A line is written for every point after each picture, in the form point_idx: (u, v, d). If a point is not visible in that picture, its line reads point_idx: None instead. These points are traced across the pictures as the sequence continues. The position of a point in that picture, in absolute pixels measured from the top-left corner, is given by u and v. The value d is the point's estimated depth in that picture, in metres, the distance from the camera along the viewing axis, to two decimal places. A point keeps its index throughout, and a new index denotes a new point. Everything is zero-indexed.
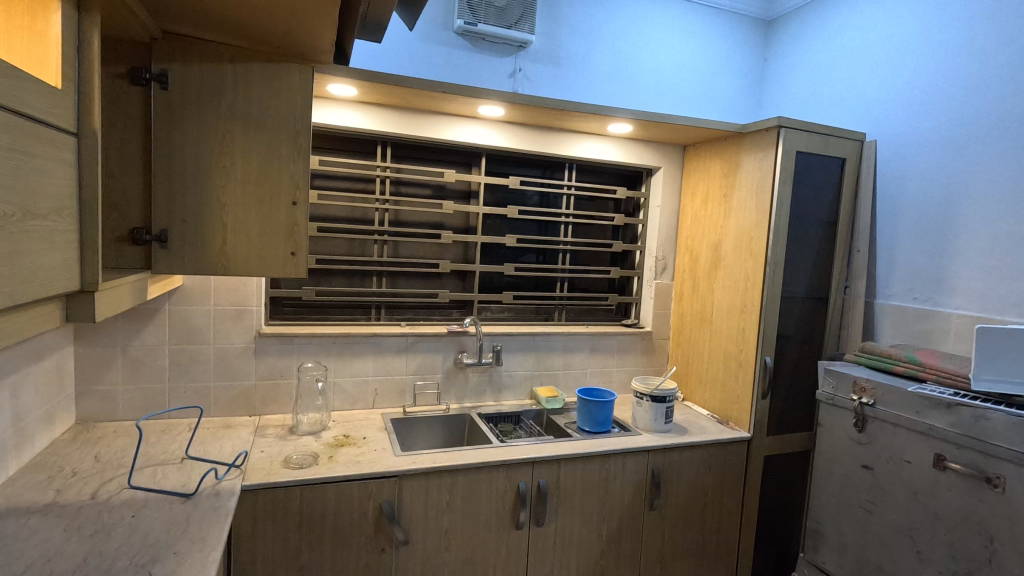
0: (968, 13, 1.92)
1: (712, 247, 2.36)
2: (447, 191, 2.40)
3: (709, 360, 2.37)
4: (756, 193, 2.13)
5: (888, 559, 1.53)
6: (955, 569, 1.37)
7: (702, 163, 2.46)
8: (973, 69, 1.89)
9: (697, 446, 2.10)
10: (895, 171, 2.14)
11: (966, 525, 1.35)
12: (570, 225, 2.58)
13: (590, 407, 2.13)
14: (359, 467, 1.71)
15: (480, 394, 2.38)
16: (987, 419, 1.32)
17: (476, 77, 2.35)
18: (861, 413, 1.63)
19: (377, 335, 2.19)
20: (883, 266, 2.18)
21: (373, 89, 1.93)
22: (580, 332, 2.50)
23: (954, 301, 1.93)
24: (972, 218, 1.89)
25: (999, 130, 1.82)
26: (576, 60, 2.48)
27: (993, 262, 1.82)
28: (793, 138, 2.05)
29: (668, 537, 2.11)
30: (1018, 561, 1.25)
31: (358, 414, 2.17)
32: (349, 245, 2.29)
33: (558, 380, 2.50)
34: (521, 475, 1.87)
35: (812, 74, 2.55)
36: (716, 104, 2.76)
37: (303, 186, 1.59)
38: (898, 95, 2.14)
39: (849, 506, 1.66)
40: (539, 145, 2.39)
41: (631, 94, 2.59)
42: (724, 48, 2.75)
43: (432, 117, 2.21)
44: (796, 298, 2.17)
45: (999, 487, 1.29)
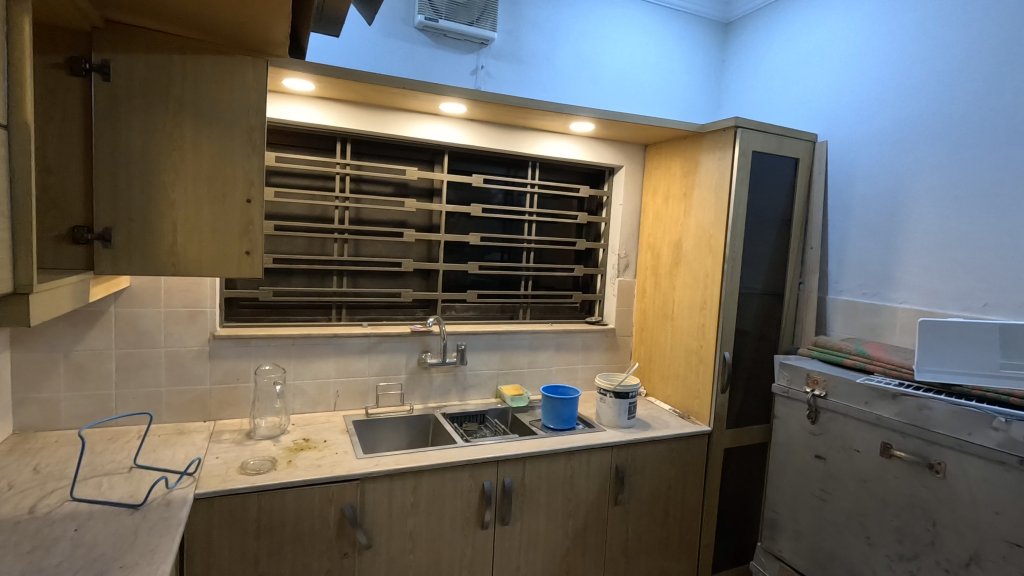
0: (912, 19, 2.00)
1: (673, 245, 2.41)
2: (409, 189, 2.37)
3: (671, 355, 2.41)
4: (714, 192, 2.18)
5: (840, 545, 1.59)
6: (902, 552, 1.43)
7: (663, 163, 2.50)
8: (916, 72, 1.98)
9: (659, 441, 2.13)
10: (845, 170, 2.22)
11: (911, 510, 1.41)
12: (534, 223, 2.58)
13: (554, 405, 2.14)
14: (320, 471, 1.67)
15: (445, 393, 2.36)
16: (928, 408, 1.38)
17: (438, 73, 2.33)
18: (814, 405, 1.68)
19: (338, 336, 2.14)
20: (835, 262, 2.26)
21: (331, 84, 1.89)
22: (545, 330, 2.51)
23: (899, 295, 2.02)
24: (916, 215, 1.98)
25: (940, 131, 1.90)
26: (538, 59, 2.48)
27: (935, 257, 1.91)
28: (749, 138, 2.10)
29: (632, 531, 2.14)
30: (958, 543, 1.31)
31: (319, 417, 2.12)
32: (308, 244, 2.23)
33: (523, 379, 2.50)
34: (486, 474, 1.87)
35: (767, 76, 2.62)
36: (677, 104, 2.81)
37: (257, 184, 1.54)
38: (847, 97, 2.22)
39: (804, 496, 1.71)
40: (503, 143, 2.38)
41: (593, 93, 2.61)
42: (683, 49, 2.80)
43: (394, 113, 2.18)
44: (753, 294, 2.23)
45: (941, 473, 1.35)
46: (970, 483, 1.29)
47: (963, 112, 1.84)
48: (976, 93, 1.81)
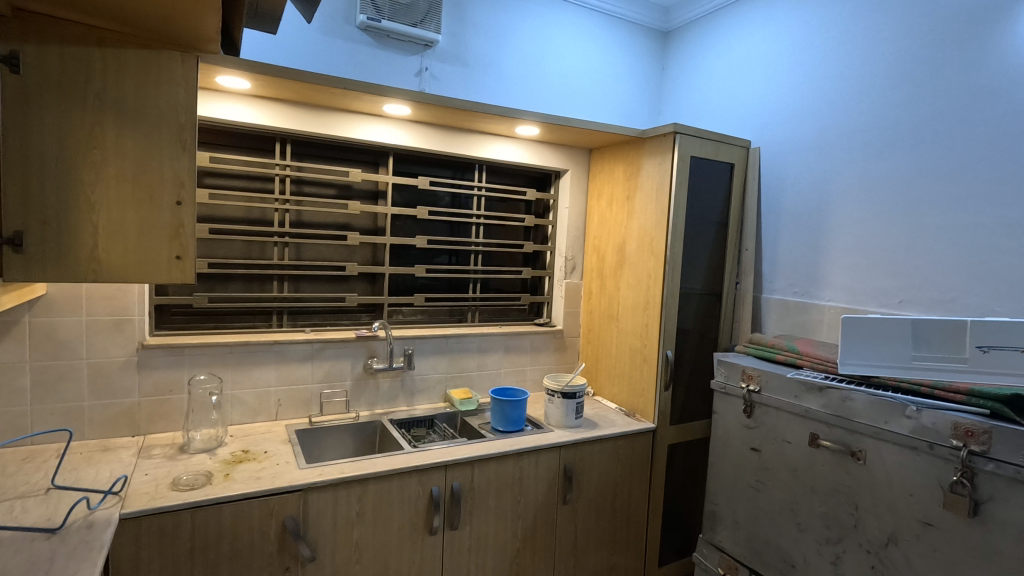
0: (836, 34, 2.13)
1: (617, 247, 2.46)
2: (353, 191, 2.32)
3: (617, 355, 2.47)
4: (656, 195, 2.24)
5: (774, 533, 1.67)
6: (829, 536, 1.51)
7: (607, 166, 2.55)
8: (839, 84, 2.11)
9: (606, 439, 2.18)
10: (776, 176, 2.34)
11: (836, 496, 1.50)
12: (482, 225, 2.58)
13: (502, 407, 2.14)
14: (260, 483, 1.61)
15: (392, 399, 2.32)
16: (850, 399, 1.47)
17: (381, 74, 2.30)
18: (749, 400, 1.75)
19: (279, 342, 2.07)
20: (768, 263, 2.38)
21: (268, 83, 1.83)
22: (493, 332, 2.51)
23: (826, 293, 2.14)
24: (840, 218, 2.10)
25: (861, 140, 2.03)
26: (483, 62, 2.49)
27: (857, 258, 2.04)
28: (687, 143, 2.18)
29: (580, 529, 2.17)
30: (878, 525, 1.40)
31: (259, 427, 2.04)
32: (246, 247, 2.15)
33: (472, 382, 2.50)
34: (434, 480, 1.85)
35: (704, 84, 2.73)
36: (619, 110, 2.88)
37: (188, 185, 1.47)
38: (778, 106, 2.34)
39: (741, 487, 1.79)
40: (448, 145, 2.37)
41: (538, 97, 2.64)
42: (625, 56, 2.87)
43: (336, 114, 2.13)
44: (693, 294, 2.31)
45: (862, 459, 1.44)
46: (887, 468, 1.39)
47: (879, 121, 1.98)
48: (890, 104, 1.95)
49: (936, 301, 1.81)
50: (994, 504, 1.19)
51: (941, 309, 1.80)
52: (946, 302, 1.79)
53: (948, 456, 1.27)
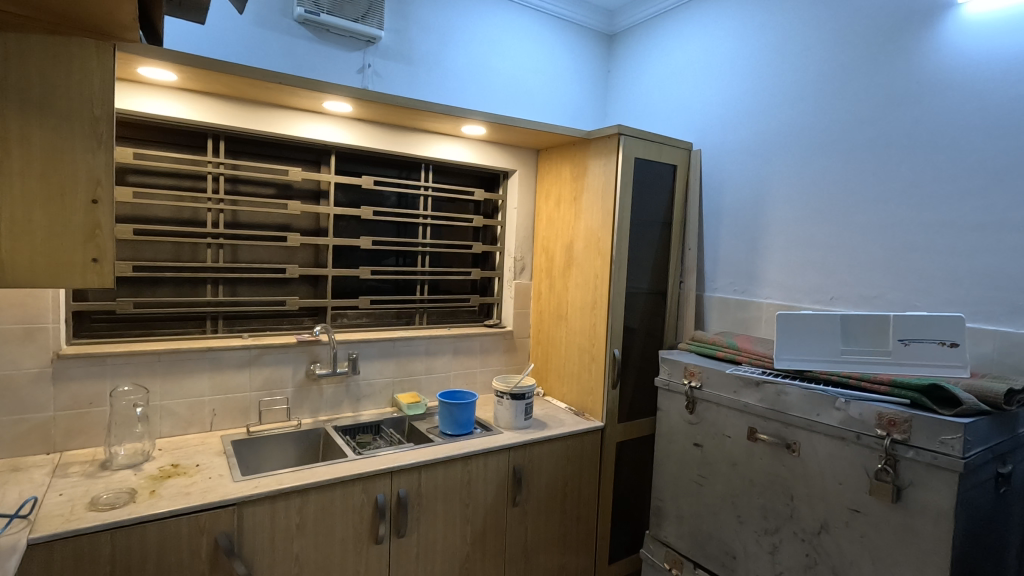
0: (771, 41, 2.21)
1: (565, 248, 2.47)
2: (293, 190, 2.23)
3: (566, 354, 2.47)
4: (601, 195, 2.26)
5: (716, 526, 1.70)
6: (767, 527, 1.56)
7: (554, 167, 2.56)
8: (774, 89, 2.19)
9: (555, 439, 2.17)
10: (717, 177, 2.40)
11: (773, 487, 1.54)
12: (429, 226, 2.54)
13: (451, 410, 2.11)
14: (189, 498, 1.52)
15: (337, 405, 2.25)
16: (784, 394, 1.51)
17: (321, 70, 2.23)
18: (691, 396, 1.78)
19: (213, 349, 1.97)
20: (709, 262, 2.44)
21: (196, 75, 1.73)
22: (442, 335, 2.47)
23: (764, 291, 2.22)
24: (776, 218, 2.18)
25: (795, 143, 2.11)
26: (428, 60, 2.45)
27: (792, 257, 2.12)
28: (631, 145, 2.21)
29: (531, 531, 2.16)
30: (811, 513, 1.45)
31: (192, 439, 1.93)
32: (176, 249, 2.04)
33: (420, 385, 2.45)
34: (379, 487, 1.80)
35: (648, 87, 2.77)
36: (566, 111, 2.89)
37: (105, 183, 1.37)
38: (717, 110, 2.41)
39: (685, 482, 1.82)
40: (393, 144, 2.32)
41: (483, 96, 2.62)
42: (570, 58, 2.89)
43: (272, 110, 2.05)
44: (639, 293, 2.34)
45: (796, 452, 1.49)
46: (820, 459, 1.44)
47: (810, 125, 2.07)
48: (820, 109, 2.04)
49: (864, 298, 1.90)
50: (914, 490, 1.26)
51: (868, 304, 1.89)
52: (873, 298, 1.88)
53: (873, 446, 1.32)
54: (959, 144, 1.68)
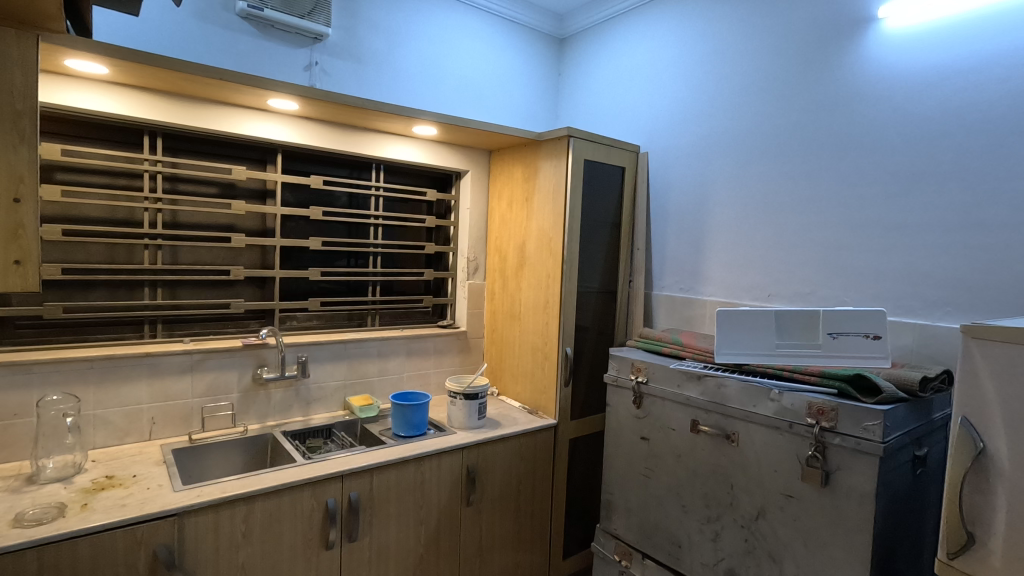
0: (712, 48, 2.30)
1: (517, 248, 2.50)
2: (238, 190, 2.17)
3: (519, 354, 2.50)
4: (552, 196, 2.30)
5: (662, 516, 1.76)
6: (709, 515, 1.63)
7: (506, 168, 2.58)
8: (715, 94, 2.28)
9: (508, 438, 2.19)
10: (663, 180, 2.48)
11: (715, 477, 1.61)
12: (381, 226, 2.52)
13: (403, 411, 2.10)
14: (125, 510, 1.45)
15: (286, 410, 2.19)
16: (724, 386, 1.58)
17: (266, 67, 2.17)
18: (638, 391, 1.83)
19: (152, 354, 1.89)
20: (657, 262, 2.52)
21: (129, 69, 1.66)
22: (394, 336, 2.45)
23: (707, 289, 2.30)
24: (718, 219, 2.27)
25: (735, 146, 2.20)
26: (378, 59, 2.43)
27: (733, 255, 2.22)
28: (580, 147, 2.25)
29: (485, 529, 2.17)
30: (750, 500, 1.52)
31: (128, 450, 1.85)
32: (110, 251, 1.95)
33: (373, 388, 2.42)
34: (329, 491, 1.77)
35: (597, 90, 2.83)
36: (517, 113, 2.92)
37: (28, 181, 1.29)
38: (663, 114, 2.48)
39: (633, 475, 1.87)
40: (341, 143, 2.28)
41: (434, 96, 2.62)
42: (521, 60, 2.92)
43: (212, 107, 1.98)
44: (591, 292, 2.39)
45: (735, 442, 1.56)
46: (756, 447, 1.51)
47: (749, 130, 2.16)
48: (758, 115, 2.13)
49: (798, 294, 2.01)
50: (841, 474, 1.34)
51: (802, 301, 2.00)
52: (807, 294, 1.98)
53: (804, 434, 1.40)
54: (880, 150, 1.80)
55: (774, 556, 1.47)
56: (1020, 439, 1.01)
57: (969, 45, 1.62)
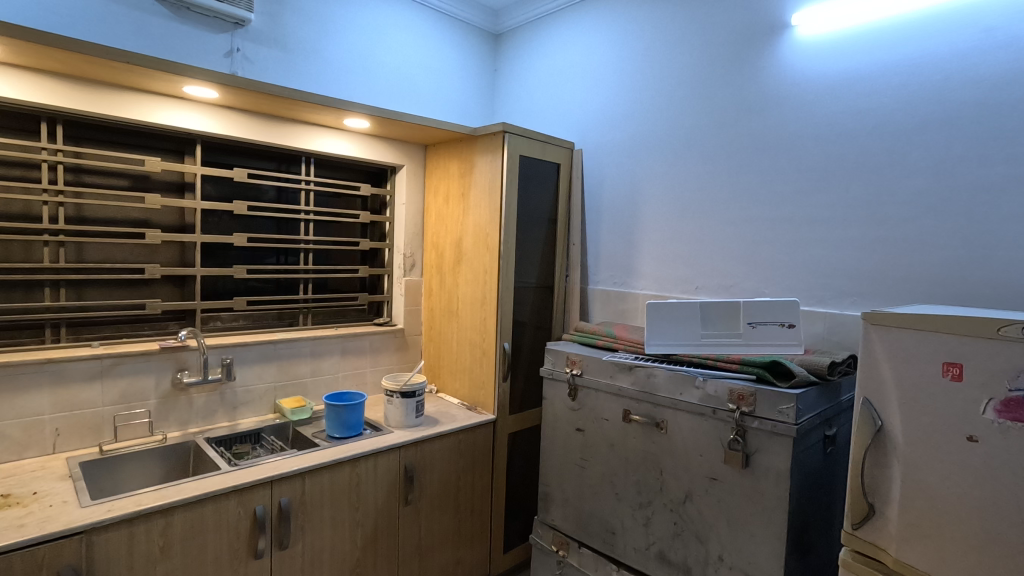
0: (642, 49, 2.36)
1: (454, 244, 2.48)
2: (152, 182, 2.03)
3: (457, 350, 2.48)
4: (488, 191, 2.29)
5: (597, 505, 1.80)
6: (641, 501, 1.68)
7: (442, 163, 2.55)
8: (645, 94, 2.35)
9: (447, 435, 2.18)
10: (597, 176, 2.54)
11: (646, 464, 1.66)
12: (311, 222, 2.43)
13: (338, 412, 2.04)
14: (24, 531, 1.33)
15: (210, 416, 2.08)
16: (653, 375, 1.63)
17: (181, 52, 2.04)
18: (573, 383, 1.86)
19: (55, 360, 1.74)
20: (592, 257, 2.57)
21: (20, 49, 1.51)
22: (327, 336, 2.37)
23: (640, 283, 2.37)
24: (649, 214, 2.34)
25: (664, 144, 2.28)
26: (305, 48, 2.34)
27: (663, 250, 2.29)
28: (515, 143, 2.26)
29: (424, 528, 2.15)
30: (678, 485, 1.59)
31: (28, 465, 1.69)
32: (3, 248, 1.78)
33: (305, 389, 2.34)
34: (258, 498, 1.70)
35: (532, 87, 2.85)
36: (453, 108, 2.90)
37: None
38: (597, 112, 2.54)
39: (569, 466, 1.90)
40: (267, 135, 2.18)
41: (366, 88, 2.56)
42: (456, 54, 2.90)
43: (120, 93, 1.84)
44: (528, 287, 2.41)
45: (664, 429, 1.61)
46: (684, 434, 1.57)
47: (677, 128, 2.23)
48: (685, 115, 2.21)
49: (722, 287, 2.10)
50: (759, 456, 1.42)
51: (726, 293, 2.09)
52: (730, 286, 2.08)
53: (726, 419, 1.47)
54: (794, 150, 1.91)
55: (700, 537, 1.53)
56: (913, 417, 1.10)
57: (871, 54, 1.74)
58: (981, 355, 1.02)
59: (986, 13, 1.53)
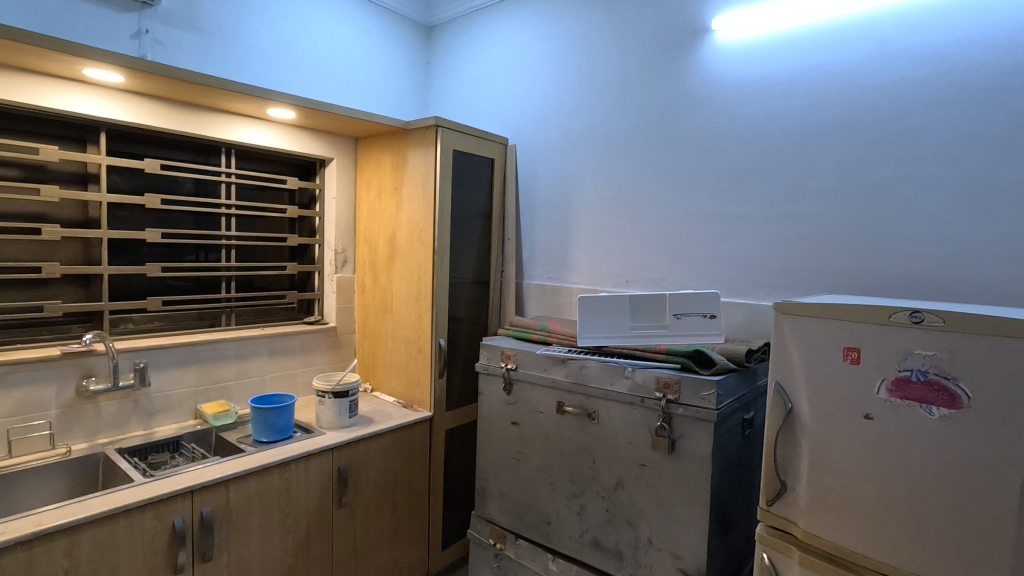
0: (573, 47, 2.40)
1: (387, 239, 2.43)
2: (49, 173, 1.86)
3: (392, 347, 2.44)
4: (422, 185, 2.26)
5: (532, 496, 1.83)
6: (575, 490, 1.72)
7: (374, 157, 2.49)
8: (577, 91, 2.39)
9: (382, 434, 2.14)
10: (531, 171, 2.56)
11: (580, 453, 1.70)
12: (234, 216, 2.31)
13: (265, 415, 1.95)
14: None
15: (122, 425, 1.94)
16: (585, 367, 1.67)
17: (80, 32, 1.89)
18: (508, 378, 1.88)
19: None
20: (527, 252, 2.60)
21: None
22: (253, 336, 2.27)
23: (573, 277, 2.42)
24: (581, 210, 2.39)
25: (595, 141, 2.33)
26: (223, 33, 2.22)
27: (595, 245, 2.35)
28: (449, 138, 2.24)
29: (360, 530, 2.10)
30: (610, 472, 1.63)
31: None
32: None
33: (230, 393, 2.22)
34: (177, 509, 1.60)
35: (466, 81, 2.83)
36: (385, 101, 2.84)
37: None
38: (530, 107, 2.55)
39: (505, 459, 1.91)
40: (181, 124, 2.05)
41: (291, 78, 2.46)
42: (387, 46, 2.84)
43: (8, 74, 1.67)
44: (464, 283, 2.40)
45: (596, 419, 1.66)
46: (615, 423, 1.62)
47: (607, 126, 2.29)
48: (615, 113, 2.27)
49: (651, 280, 2.18)
50: (684, 441, 1.48)
51: (654, 286, 2.17)
52: (658, 280, 2.17)
53: (654, 407, 1.53)
54: (715, 149, 2.01)
55: (631, 522, 1.59)
56: (819, 399, 1.19)
57: (783, 60, 1.86)
58: (876, 340, 1.12)
59: (881, 27, 1.67)
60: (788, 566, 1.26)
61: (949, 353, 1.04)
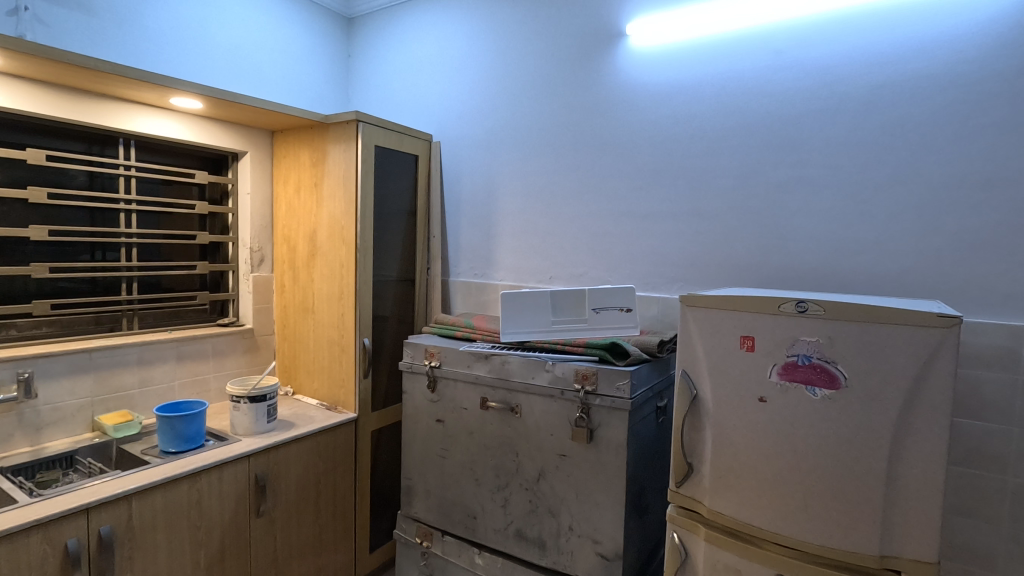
0: (494, 45, 2.41)
1: (307, 237, 2.35)
2: None
3: (314, 348, 2.37)
4: (342, 182, 2.20)
5: (458, 492, 1.83)
6: (499, 484, 1.74)
7: (291, 152, 2.40)
8: (499, 89, 2.41)
9: (303, 438, 2.07)
10: (455, 168, 2.56)
11: (503, 448, 1.73)
12: (135, 212, 2.15)
13: (172, 424, 1.84)
14: None
15: (4, 442, 1.76)
16: (508, 362, 1.70)
17: None
18: (432, 375, 1.87)
19: None
20: (453, 249, 2.59)
21: None
22: (159, 340, 2.12)
23: (498, 274, 2.45)
24: (505, 207, 2.42)
25: (518, 139, 2.36)
26: (117, 14, 2.06)
27: (518, 241, 2.38)
28: (370, 133, 2.19)
29: (280, 539, 2.02)
30: (532, 464, 1.67)
31: None
32: None
33: (133, 401, 2.07)
34: (71, 530, 1.48)
35: (388, 76, 2.78)
36: (302, 93, 2.74)
37: None
38: (454, 104, 2.55)
39: (431, 457, 1.90)
40: (70, 111, 1.88)
41: (197, 66, 2.32)
42: (304, 36, 2.73)
43: None
44: (388, 281, 2.37)
45: (518, 413, 1.69)
46: (537, 415, 1.66)
47: (529, 125, 2.33)
48: (536, 112, 2.31)
49: (572, 276, 2.24)
50: (602, 430, 1.54)
51: (576, 281, 2.24)
52: (579, 275, 2.23)
53: (573, 399, 1.58)
54: (630, 150, 2.09)
55: (553, 511, 1.63)
56: (720, 384, 1.27)
57: (691, 67, 1.96)
58: (768, 328, 1.21)
59: (777, 40, 1.80)
60: (695, 542, 1.34)
61: (829, 339, 1.14)
